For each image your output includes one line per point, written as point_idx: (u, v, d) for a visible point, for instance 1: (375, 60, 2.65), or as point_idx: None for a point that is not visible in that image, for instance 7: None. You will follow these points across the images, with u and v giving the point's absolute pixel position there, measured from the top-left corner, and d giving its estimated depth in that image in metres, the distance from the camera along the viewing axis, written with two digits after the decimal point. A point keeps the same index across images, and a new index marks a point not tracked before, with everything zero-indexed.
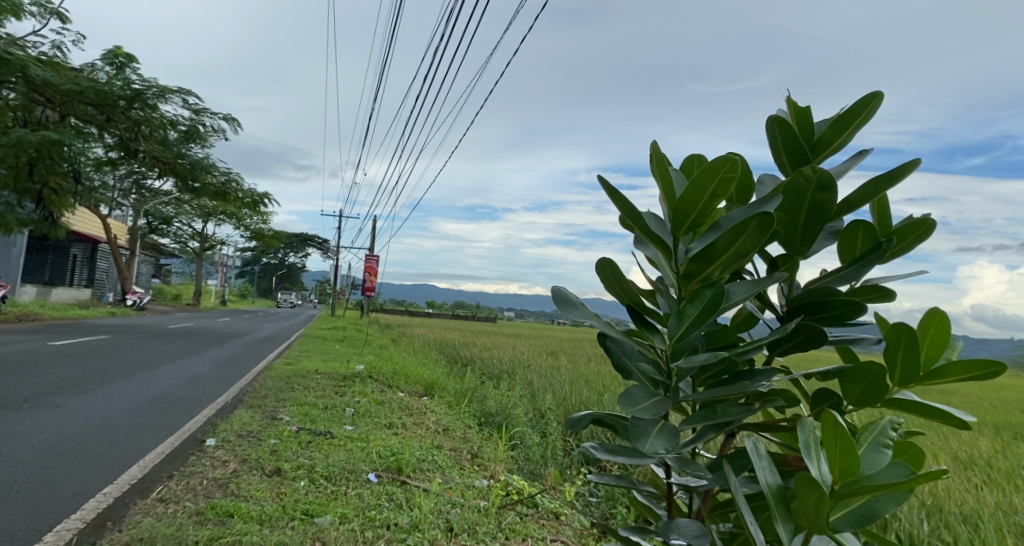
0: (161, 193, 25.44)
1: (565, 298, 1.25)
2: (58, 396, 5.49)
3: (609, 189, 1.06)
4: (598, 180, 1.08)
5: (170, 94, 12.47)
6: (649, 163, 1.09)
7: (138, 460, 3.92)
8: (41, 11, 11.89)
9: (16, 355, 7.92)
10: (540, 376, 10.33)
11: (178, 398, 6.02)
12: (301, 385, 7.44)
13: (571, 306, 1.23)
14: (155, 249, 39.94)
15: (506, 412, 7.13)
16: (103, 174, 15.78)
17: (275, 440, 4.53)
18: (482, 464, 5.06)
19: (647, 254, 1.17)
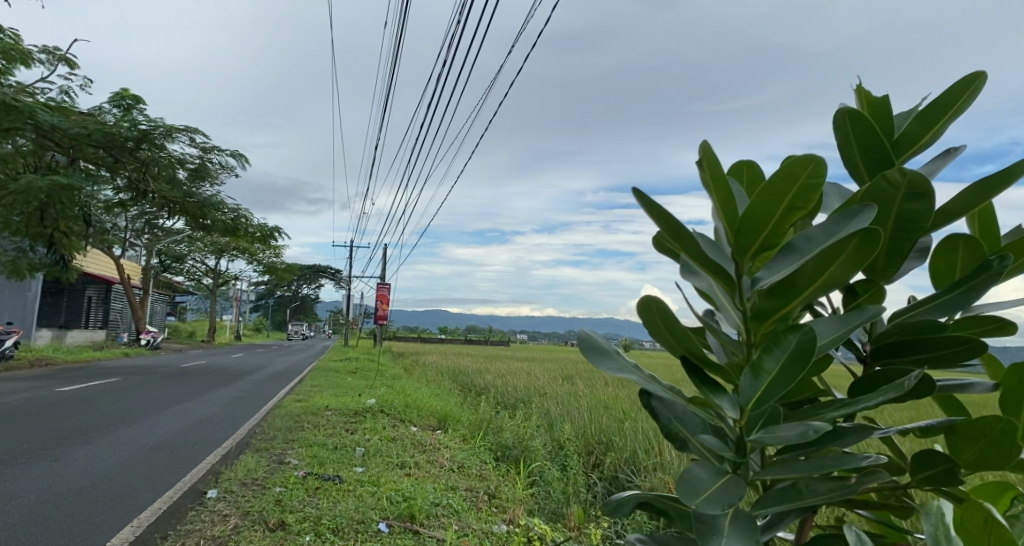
0: (173, 232, 25.72)
1: (596, 346, 1.03)
2: (58, 448, 5.30)
3: (652, 206, 0.85)
4: (636, 194, 0.86)
5: (177, 133, 12.59)
6: (703, 173, 0.89)
7: (132, 518, 3.68)
8: (50, 58, 12.08)
9: (23, 403, 7.80)
10: (556, 403, 10.02)
11: (182, 444, 5.80)
12: (311, 423, 7.20)
13: (605, 355, 1.01)
14: (170, 288, 40.31)
15: (523, 444, 6.83)
16: (115, 215, 15.93)
17: (281, 488, 4.28)
18: (500, 506, 4.75)
19: (699, 287, 0.96)
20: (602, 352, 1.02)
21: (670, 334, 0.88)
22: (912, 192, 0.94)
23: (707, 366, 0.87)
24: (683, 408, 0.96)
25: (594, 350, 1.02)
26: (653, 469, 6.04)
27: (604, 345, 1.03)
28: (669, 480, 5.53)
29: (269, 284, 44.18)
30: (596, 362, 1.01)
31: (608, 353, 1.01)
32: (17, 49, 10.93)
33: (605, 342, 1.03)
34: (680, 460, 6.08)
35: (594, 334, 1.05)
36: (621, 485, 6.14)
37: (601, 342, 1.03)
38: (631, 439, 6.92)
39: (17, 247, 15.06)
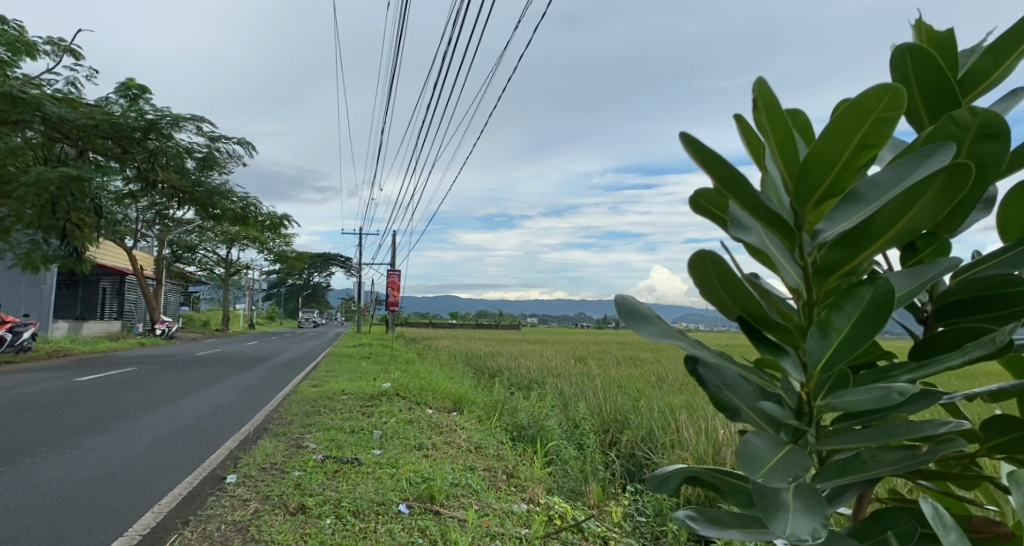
0: (184, 223, 25.83)
1: (636, 312, 0.96)
2: (78, 437, 5.35)
3: (706, 150, 0.78)
4: (685, 137, 0.80)
5: (184, 122, 12.55)
6: (761, 113, 0.84)
7: (153, 504, 3.70)
8: (55, 50, 12.03)
9: (43, 393, 7.87)
10: (570, 383, 10.00)
11: (200, 430, 5.83)
12: (327, 408, 7.21)
13: (648, 320, 0.94)
14: (183, 278, 40.66)
15: (539, 424, 6.81)
16: (126, 206, 15.99)
17: (300, 472, 4.28)
18: (520, 485, 4.73)
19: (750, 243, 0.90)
20: (644, 318, 0.95)
21: (728, 294, 0.81)
22: (983, 133, 0.85)
23: (767, 327, 0.81)
24: (734, 376, 0.90)
25: (635, 315, 0.95)
26: (670, 446, 6.00)
27: (646, 311, 0.96)
28: (687, 457, 5.48)
29: (280, 272, 44.42)
30: (639, 329, 0.94)
31: (650, 319, 0.95)
32: (22, 41, 10.87)
33: (648, 307, 0.97)
34: (698, 436, 6.03)
35: (632, 299, 0.98)
36: (638, 463, 6.11)
37: (642, 307, 0.97)
38: (648, 417, 6.88)
39: (30, 240, 15.17)
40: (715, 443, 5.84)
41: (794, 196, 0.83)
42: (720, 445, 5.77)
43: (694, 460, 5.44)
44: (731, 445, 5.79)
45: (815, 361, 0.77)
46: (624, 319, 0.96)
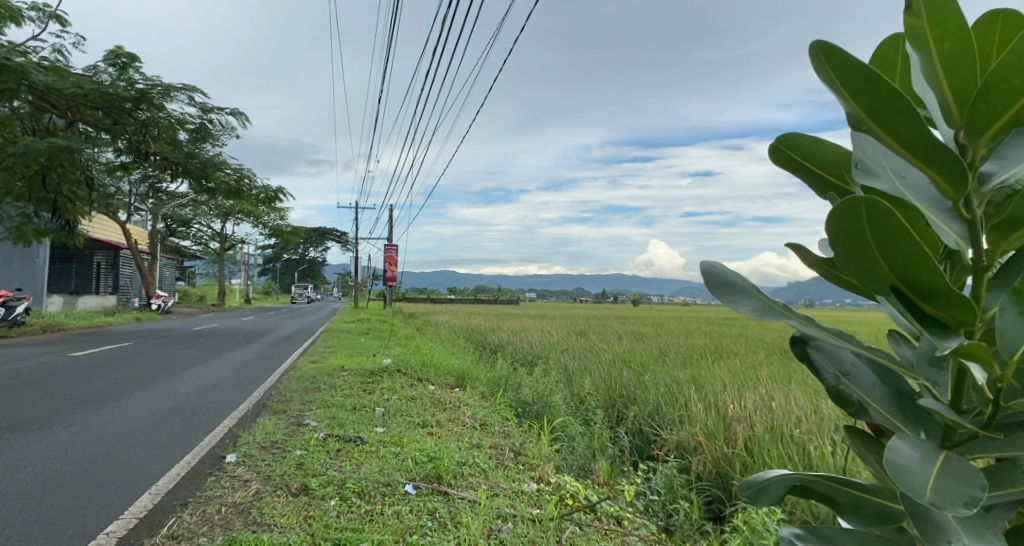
0: (178, 197, 25.41)
1: (728, 283, 0.80)
2: (72, 414, 5.20)
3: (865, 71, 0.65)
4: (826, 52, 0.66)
5: (175, 92, 12.16)
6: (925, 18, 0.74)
7: (151, 485, 3.56)
8: (40, 16, 11.58)
9: (37, 369, 7.73)
10: (573, 358, 9.91)
11: (199, 407, 5.70)
12: (327, 384, 7.09)
13: (746, 294, 0.79)
14: (178, 253, 40.25)
15: (543, 400, 6.70)
16: (117, 179, 15.63)
17: (302, 452, 4.14)
18: (528, 464, 4.61)
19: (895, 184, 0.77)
20: (738, 290, 0.80)
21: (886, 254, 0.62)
22: None
23: (926, 298, 0.66)
24: (854, 361, 0.83)
25: (730, 286, 0.80)
26: (679, 422, 5.90)
27: (741, 280, 0.80)
28: (697, 434, 5.38)
29: (275, 247, 44.08)
30: (732, 302, 0.80)
31: (746, 291, 0.79)
32: (6, 7, 10.40)
33: (740, 275, 0.81)
34: (707, 412, 5.94)
35: (719, 264, 0.82)
36: (646, 439, 6.03)
37: (734, 275, 0.81)
38: (654, 392, 6.79)
39: (21, 213, 14.86)
40: (724, 419, 5.75)
41: (965, 125, 0.73)
42: (729, 421, 5.69)
43: (704, 437, 5.34)
44: (740, 421, 5.70)
45: (1009, 350, 0.63)
46: (713, 291, 0.81)
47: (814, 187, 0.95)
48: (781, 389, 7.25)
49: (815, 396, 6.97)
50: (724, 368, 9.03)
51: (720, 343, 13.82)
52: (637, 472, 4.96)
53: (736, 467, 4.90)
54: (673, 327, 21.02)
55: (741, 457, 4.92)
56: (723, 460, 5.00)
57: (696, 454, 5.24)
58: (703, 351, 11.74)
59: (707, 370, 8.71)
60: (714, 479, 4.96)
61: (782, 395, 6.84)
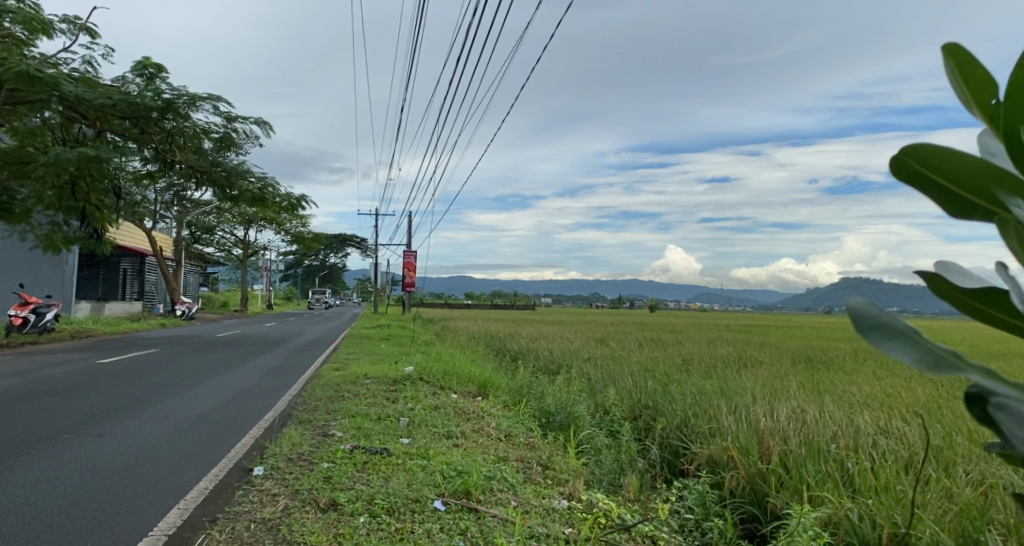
0: (202, 204, 25.81)
1: (883, 324, 0.71)
2: (99, 424, 5.22)
3: None
4: None
5: (201, 101, 12.35)
6: None
7: (179, 499, 3.53)
8: (71, 28, 11.82)
9: (65, 376, 7.81)
10: (595, 366, 9.78)
11: (224, 417, 5.69)
12: (351, 392, 7.07)
13: (907, 339, 0.69)
14: (201, 259, 40.93)
15: (567, 410, 6.58)
16: (143, 187, 15.88)
17: (329, 464, 4.09)
18: (557, 478, 4.50)
19: None
20: (895, 333, 0.70)
21: None
22: None
23: None
24: None
25: (886, 328, 0.70)
26: (709, 435, 5.76)
27: (896, 323, 0.71)
28: (730, 448, 5.24)
29: (295, 253, 44.59)
30: (889, 346, 0.69)
31: (904, 336, 0.70)
32: (40, 21, 10.63)
33: (897, 317, 0.72)
34: (738, 425, 5.78)
35: (869, 306, 0.74)
36: (675, 452, 5.89)
37: (890, 317, 0.72)
38: (681, 404, 6.64)
39: (51, 221, 15.16)
40: (757, 432, 5.59)
41: None
42: (762, 435, 5.52)
43: (736, 451, 5.20)
44: (773, 435, 5.53)
45: None
46: (863, 332, 0.72)
47: (945, 207, 0.82)
48: (813, 400, 7.05)
49: (848, 408, 6.77)
50: (751, 377, 8.83)
51: (744, 351, 13.57)
52: (667, 488, 4.84)
53: (770, 483, 4.74)
54: (693, 334, 20.76)
55: (775, 473, 4.77)
56: (757, 476, 4.84)
57: (729, 470, 5.10)
58: (728, 359, 11.54)
59: (734, 380, 8.53)
60: (748, 495, 4.81)
61: (814, 406, 6.65)
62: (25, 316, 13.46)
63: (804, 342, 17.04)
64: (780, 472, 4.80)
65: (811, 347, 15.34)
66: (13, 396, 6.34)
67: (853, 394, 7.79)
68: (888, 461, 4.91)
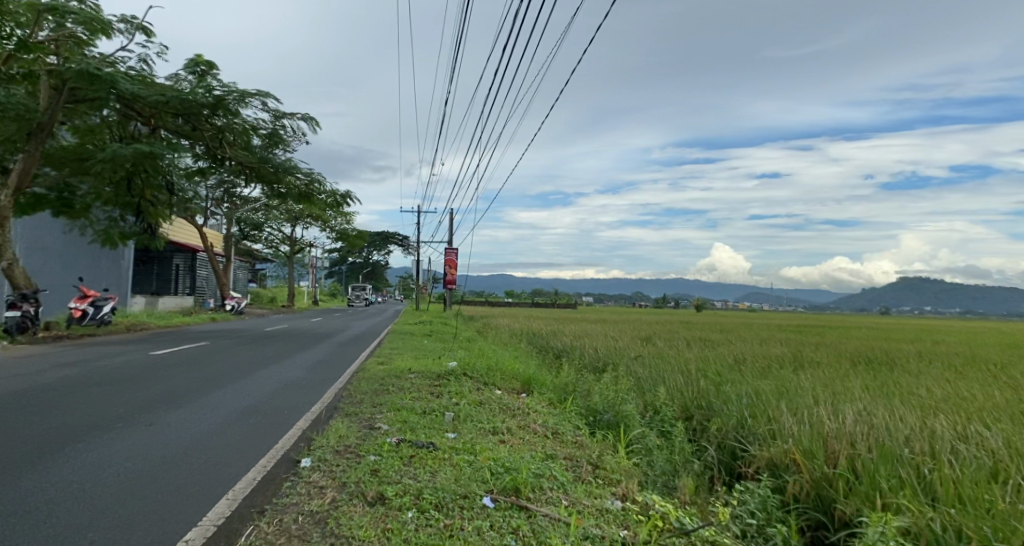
0: (251, 201, 26.58)
1: None
2: (152, 413, 5.32)
3: None
4: None
5: (250, 98, 12.66)
6: None
7: (228, 489, 3.50)
8: (129, 27, 12.28)
9: (121, 367, 8.08)
10: (644, 364, 9.49)
11: (272, 408, 5.73)
12: (395, 387, 7.04)
13: None
14: (251, 256, 42.25)
15: (616, 409, 6.34)
16: (195, 185, 16.40)
17: (376, 457, 4.03)
18: (608, 478, 4.29)
19: None
20: None
21: None
22: None
23: None
24: None
25: None
26: (770, 437, 5.43)
27: None
28: (793, 451, 4.89)
29: (340, 251, 45.59)
30: None
31: None
32: (100, 21, 11.06)
33: None
34: (800, 427, 5.41)
35: None
36: (730, 453, 5.61)
37: None
38: (736, 405, 6.31)
39: (109, 217, 15.81)
40: (820, 433, 5.21)
41: None
42: (825, 436, 5.14)
43: (800, 454, 4.85)
44: (837, 438, 5.13)
45: None
46: None
47: None
48: (881, 402, 6.60)
49: (921, 412, 6.27)
50: (808, 377, 8.39)
51: (798, 351, 12.99)
52: (724, 491, 4.57)
53: (837, 489, 4.36)
54: (742, 333, 20.12)
55: (842, 477, 4.40)
56: (824, 481, 4.48)
57: (792, 474, 4.76)
58: (781, 359, 11.05)
59: (790, 380, 8.12)
60: (812, 501, 4.45)
61: (883, 408, 6.23)
62: (85, 309, 14.05)
63: (863, 343, 16.26)
64: (848, 477, 4.43)
65: (870, 348, 14.59)
66: (72, 385, 6.56)
67: (924, 397, 7.27)
68: (971, 468, 4.48)
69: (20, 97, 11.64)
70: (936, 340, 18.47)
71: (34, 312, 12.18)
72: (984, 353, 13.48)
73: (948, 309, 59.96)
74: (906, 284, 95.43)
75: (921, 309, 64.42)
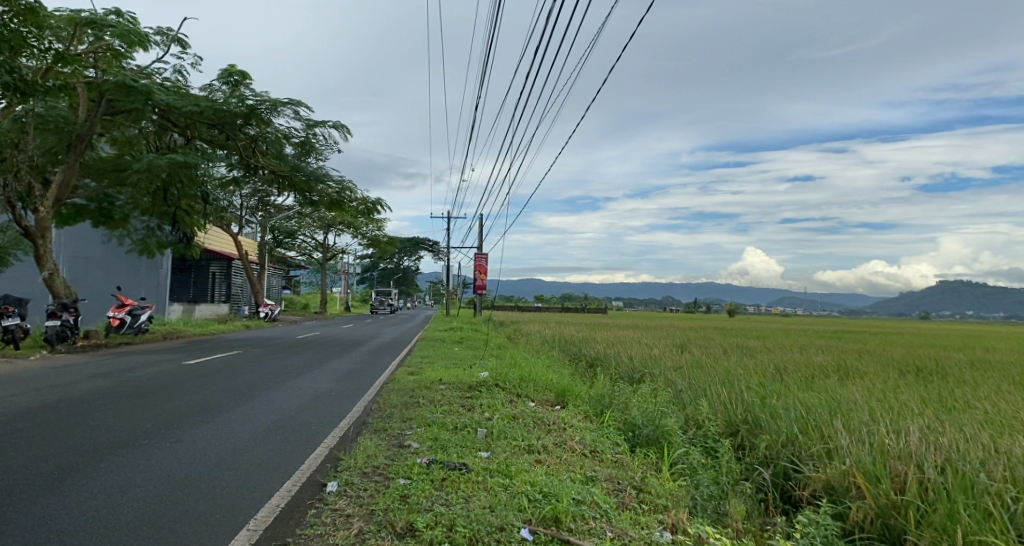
0: (284, 209, 26.99)
1: None
2: (178, 429, 5.22)
3: None
4: None
5: (282, 106, 12.79)
6: None
7: (249, 517, 3.32)
8: (165, 39, 12.53)
9: (153, 377, 8.10)
10: (683, 374, 9.05)
11: (300, 423, 5.59)
12: (426, 399, 6.82)
13: None
14: (284, 264, 42.92)
15: (656, 423, 5.94)
16: (229, 193, 16.61)
17: (406, 481, 3.81)
18: (652, 504, 3.86)
19: None
20: None
21: None
22: None
23: None
24: None
25: None
26: (826, 457, 4.55)
27: None
28: (853, 473, 3.99)
29: (371, 257, 46.04)
30: None
31: None
32: (137, 33, 11.24)
33: None
34: (859, 445, 4.48)
35: None
36: (780, 474, 4.72)
37: None
38: (785, 419, 5.59)
39: (147, 226, 16.15)
40: (878, 452, 4.26)
41: None
42: (884, 456, 4.17)
43: (863, 477, 3.92)
44: (900, 459, 4.13)
45: None
46: None
47: None
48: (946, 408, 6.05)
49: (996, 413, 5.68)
50: (861, 387, 7.80)
51: (843, 359, 12.33)
52: (782, 517, 4.00)
53: (908, 517, 3.47)
54: (781, 340, 19.49)
55: (915, 504, 3.48)
56: (892, 507, 3.59)
57: (854, 499, 3.85)
58: (826, 368, 10.46)
59: (839, 389, 7.53)
60: (879, 531, 3.56)
61: (955, 416, 5.29)
62: (122, 317, 14.31)
63: (912, 351, 15.44)
64: (922, 504, 3.51)
65: (921, 355, 13.81)
66: (103, 397, 6.55)
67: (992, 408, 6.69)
68: None
69: (61, 109, 11.95)
70: (989, 346, 17.48)
71: (73, 321, 12.50)
72: None
73: (998, 314, 57.19)
74: (952, 287, 91.53)
75: (969, 313, 61.59)
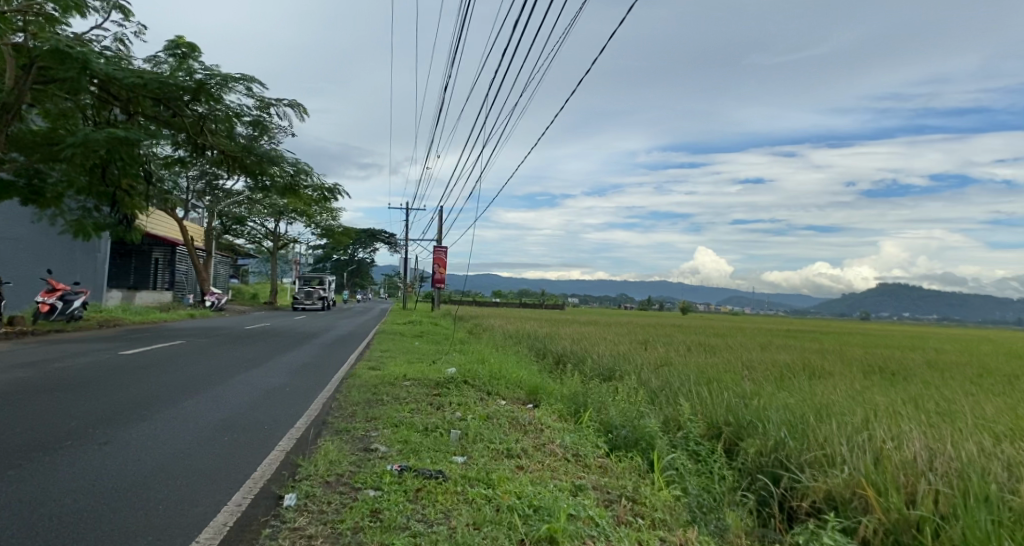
0: (235, 195, 25.71)
1: None
2: (107, 430, 4.54)
3: None
4: None
5: (233, 82, 11.96)
6: None
7: (190, 538, 2.77)
8: (105, 6, 11.46)
9: (84, 370, 7.25)
10: (657, 372, 8.81)
11: (252, 423, 5.01)
12: (391, 397, 6.33)
13: None
14: (234, 252, 41.02)
15: (634, 424, 5.59)
16: (174, 173, 15.50)
17: (377, 492, 3.35)
18: (649, 518, 3.51)
19: None
20: None
21: None
22: None
23: None
24: None
25: None
26: (824, 464, 4.30)
27: None
28: (860, 483, 3.75)
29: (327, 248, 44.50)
30: None
31: None
32: None
33: None
34: (856, 451, 4.26)
35: None
36: (776, 482, 4.44)
37: None
38: (771, 422, 5.33)
39: (82, 207, 14.94)
40: (880, 460, 4.04)
41: None
42: (888, 465, 3.94)
43: (870, 488, 3.68)
44: (904, 468, 3.92)
45: None
46: None
47: None
48: (921, 407, 5.95)
49: (972, 413, 5.59)
50: (831, 386, 7.75)
51: (805, 358, 12.42)
52: (787, 532, 3.70)
53: (926, 533, 3.23)
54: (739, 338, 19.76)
55: (932, 519, 3.24)
56: (905, 523, 3.34)
57: (861, 513, 3.59)
58: (792, 367, 10.45)
59: (813, 390, 7.39)
60: None
61: (945, 422, 5.13)
62: (52, 303, 13.11)
63: (867, 351, 15.84)
64: (938, 519, 3.28)
65: (877, 356, 14.12)
66: (19, 392, 5.73)
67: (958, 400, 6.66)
68: None
69: None
70: (935, 347, 18.14)
71: None
72: (994, 362, 13.09)
73: (929, 317, 60.49)
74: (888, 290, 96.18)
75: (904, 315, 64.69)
